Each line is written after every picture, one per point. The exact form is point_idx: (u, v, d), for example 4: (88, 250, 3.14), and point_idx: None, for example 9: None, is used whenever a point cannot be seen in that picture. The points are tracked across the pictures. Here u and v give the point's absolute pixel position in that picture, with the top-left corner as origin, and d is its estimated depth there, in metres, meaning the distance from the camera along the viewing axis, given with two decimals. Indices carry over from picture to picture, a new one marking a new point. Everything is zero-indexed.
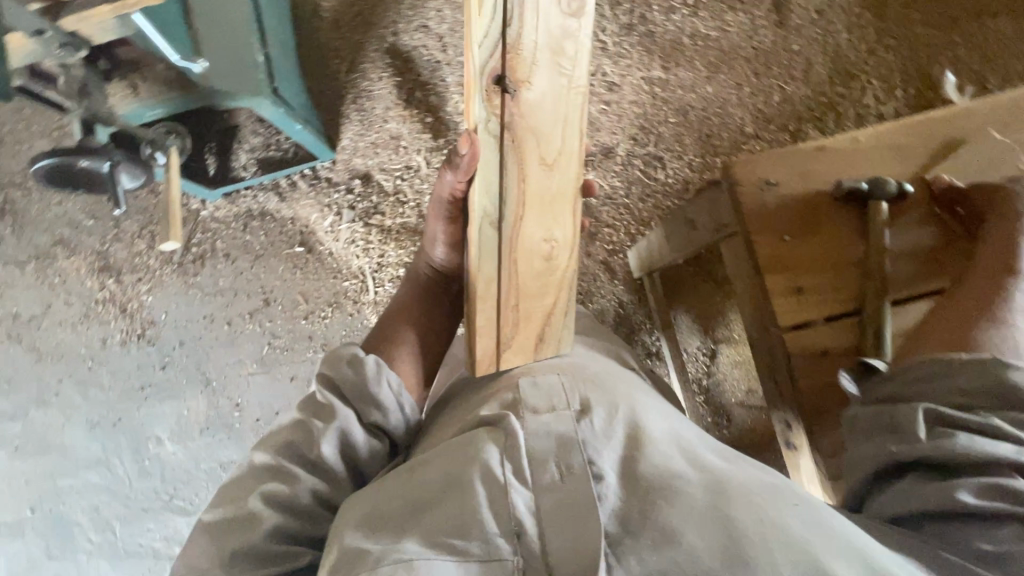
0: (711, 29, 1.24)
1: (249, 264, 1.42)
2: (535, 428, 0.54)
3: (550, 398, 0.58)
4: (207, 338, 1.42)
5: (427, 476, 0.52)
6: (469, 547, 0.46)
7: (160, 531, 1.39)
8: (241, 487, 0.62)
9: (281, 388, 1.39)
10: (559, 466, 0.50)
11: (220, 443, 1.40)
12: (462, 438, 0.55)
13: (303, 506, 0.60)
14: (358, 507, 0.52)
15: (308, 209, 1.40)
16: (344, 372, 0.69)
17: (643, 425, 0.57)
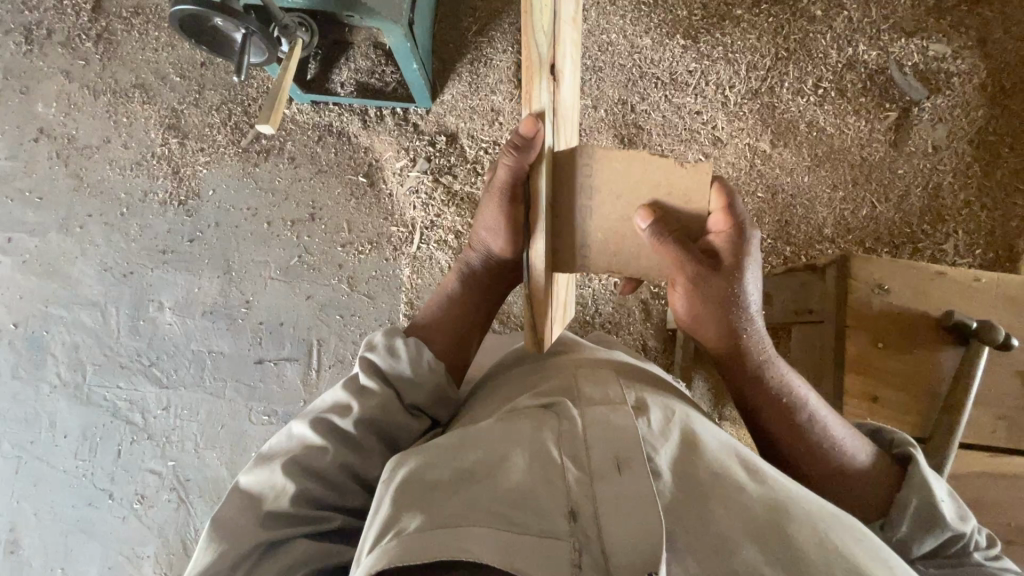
0: (830, 125, 1.23)
1: (309, 176, 1.42)
2: (596, 419, 0.63)
3: (608, 394, 0.68)
4: (244, 229, 1.41)
5: (477, 451, 0.61)
6: (521, 521, 0.55)
7: (129, 393, 1.37)
8: (279, 453, 0.71)
9: (294, 303, 1.38)
10: (618, 460, 0.59)
11: (217, 332, 1.38)
12: (513, 420, 0.65)
13: (330, 474, 0.70)
14: (412, 459, 0.61)
15: (385, 146, 1.39)
16: (383, 361, 0.77)
17: (693, 430, 0.66)
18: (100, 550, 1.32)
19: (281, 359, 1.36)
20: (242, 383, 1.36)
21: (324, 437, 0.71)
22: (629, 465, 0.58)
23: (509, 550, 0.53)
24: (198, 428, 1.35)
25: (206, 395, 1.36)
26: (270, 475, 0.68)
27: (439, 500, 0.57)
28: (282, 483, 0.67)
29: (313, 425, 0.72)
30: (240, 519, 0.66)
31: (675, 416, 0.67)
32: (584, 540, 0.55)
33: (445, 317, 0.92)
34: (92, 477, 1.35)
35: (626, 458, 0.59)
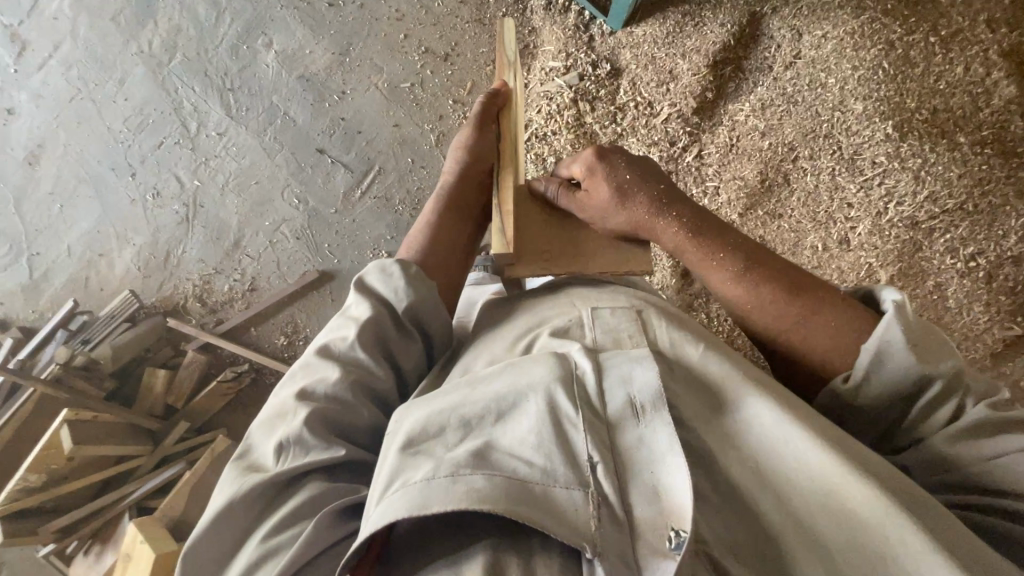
0: (928, 300, 1.04)
1: (467, 19, 1.34)
2: (609, 371, 0.50)
3: (619, 337, 0.53)
4: (381, 26, 1.35)
5: (483, 395, 0.49)
6: (540, 468, 0.44)
7: (196, 100, 1.37)
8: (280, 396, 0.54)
9: (381, 123, 1.35)
10: (639, 418, 0.47)
11: (301, 100, 1.36)
12: (522, 356, 0.51)
13: (340, 399, 0.53)
14: (420, 402, 0.50)
15: (550, 39, 1.32)
16: (381, 284, 0.60)
17: (711, 365, 0.50)
18: (98, 213, 1.37)
19: (338, 161, 1.35)
20: (294, 160, 1.36)
21: (330, 362, 0.55)
22: (641, 416, 0.47)
23: (521, 501, 0.42)
24: (235, 170, 1.36)
25: (259, 148, 1.36)
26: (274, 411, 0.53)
27: (444, 446, 0.46)
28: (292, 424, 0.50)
29: (314, 355, 0.56)
30: (253, 471, 0.49)
31: (692, 348, 0.52)
32: (610, 493, 0.44)
33: (442, 244, 0.68)
34: (126, 149, 1.37)
35: (640, 404, 0.47)
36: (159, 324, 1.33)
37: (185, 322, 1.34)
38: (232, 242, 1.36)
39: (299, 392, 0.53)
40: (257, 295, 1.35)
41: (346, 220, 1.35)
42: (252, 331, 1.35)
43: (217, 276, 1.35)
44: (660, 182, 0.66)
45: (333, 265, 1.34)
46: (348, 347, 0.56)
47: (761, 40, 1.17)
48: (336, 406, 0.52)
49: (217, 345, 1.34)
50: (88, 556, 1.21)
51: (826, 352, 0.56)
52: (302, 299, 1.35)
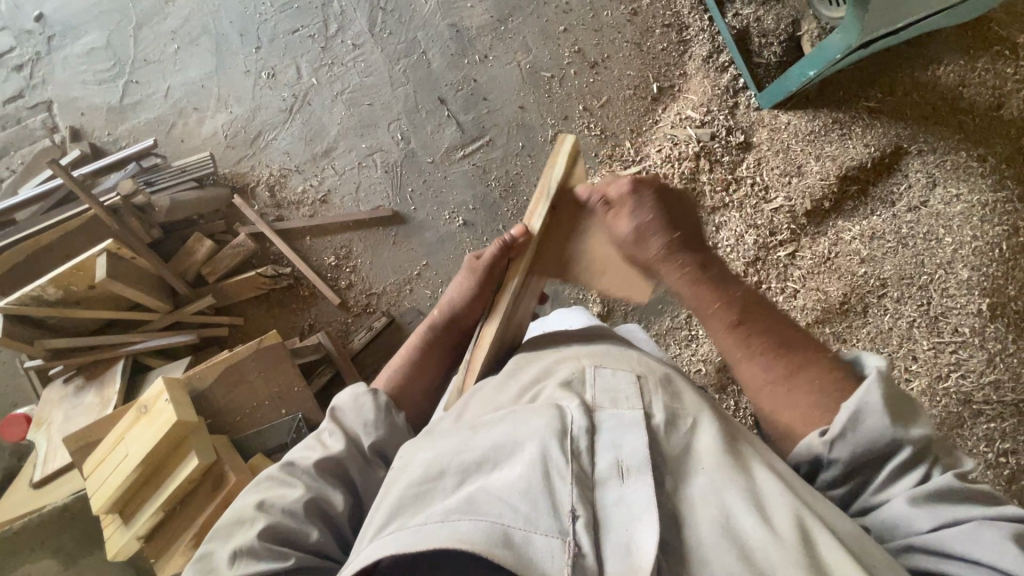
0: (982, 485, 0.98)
1: (628, 39, 1.36)
2: (608, 432, 0.49)
3: (616, 396, 0.52)
4: (546, 13, 1.37)
5: (485, 442, 0.49)
6: (523, 514, 0.43)
7: (347, 7, 1.38)
8: (240, 504, 0.54)
9: (509, 98, 1.35)
10: (619, 470, 0.47)
11: (443, 47, 1.36)
12: (526, 408, 0.51)
13: (302, 510, 0.52)
14: (427, 445, 0.52)
15: (696, 89, 1.33)
16: (353, 416, 0.61)
17: (678, 426, 0.50)
18: (210, 68, 1.36)
19: (454, 117, 1.35)
20: (414, 99, 1.36)
21: (296, 472, 0.56)
22: (624, 477, 0.46)
23: (495, 542, 0.42)
24: (354, 84, 1.36)
25: (385, 73, 1.36)
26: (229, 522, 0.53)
27: (446, 488, 0.47)
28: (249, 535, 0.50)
29: (274, 471, 0.56)
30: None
31: (683, 415, 0.51)
32: (585, 544, 0.42)
33: (412, 371, 0.74)
34: (262, 22, 1.37)
35: (624, 466, 0.47)
36: (223, 197, 1.32)
37: (247, 204, 1.32)
38: (323, 149, 1.35)
39: (259, 502, 0.53)
40: (326, 209, 1.34)
41: (436, 173, 1.34)
42: (306, 240, 1.33)
43: (296, 175, 1.35)
44: (679, 225, 0.70)
45: (408, 211, 1.34)
46: (316, 458, 0.56)
47: (897, 175, 1.17)
48: (292, 514, 0.52)
49: (269, 239, 1.32)
50: (68, 385, 1.19)
51: (805, 412, 0.57)
52: (365, 230, 1.34)
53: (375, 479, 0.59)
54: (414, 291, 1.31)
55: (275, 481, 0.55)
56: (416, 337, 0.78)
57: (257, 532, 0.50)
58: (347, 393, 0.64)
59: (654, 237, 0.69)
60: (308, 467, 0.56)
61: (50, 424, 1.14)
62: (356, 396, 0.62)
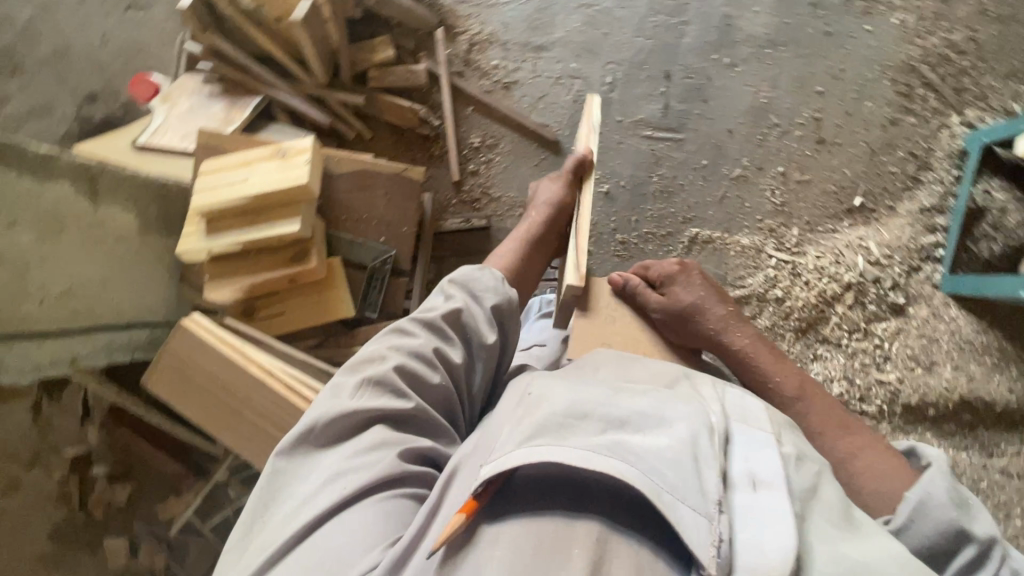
0: None
1: (869, 140, 1.26)
2: (744, 442, 0.54)
3: (748, 415, 0.58)
4: (815, 64, 1.27)
5: (630, 406, 0.53)
6: (672, 482, 0.48)
7: None
8: (375, 341, 0.64)
9: (724, 116, 1.29)
10: (754, 480, 0.51)
11: (704, 29, 1.29)
12: (669, 395, 0.56)
13: (427, 359, 0.63)
14: (568, 382, 0.57)
15: (893, 229, 1.24)
16: (472, 288, 0.69)
17: (805, 468, 0.55)
18: None
19: (665, 97, 1.29)
20: (645, 57, 1.30)
21: (423, 325, 0.65)
22: (758, 487, 0.50)
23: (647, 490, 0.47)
24: (604, 7, 1.31)
25: (638, 16, 1.30)
26: (364, 353, 0.63)
27: (588, 429, 0.51)
28: (383, 373, 0.60)
29: (402, 320, 0.65)
30: (344, 400, 0.59)
31: (809, 460, 0.56)
32: (724, 530, 0.47)
33: (520, 259, 0.85)
34: None
35: (759, 480, 0.51)
36: (429, 23, 1.29)
37: (444, 43, 1.30)
38: (537, 43, 1.31)
39: (389, 345, 0.62)
40: (502, 95, 1.31)
41: (614, 134, 1.30)
42: (468, 108, 1.31)
43: (499, 48, 1.31)
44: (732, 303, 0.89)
45: (567, 148, 1.30)
46: (442, 314, 0.65)
47: (1013, 436, 1.14)
48: (424, 359, 0.63)
49: (439, 85, 1.30)
50: (204, 84, 1.21)
51: (873, 486, 0.68)
52: (521, 137, 1.31)
53: (488, 345, 0.67)
54: (522, 217, 1.29)
55: (405, 331, 0.64)
56: (523, 232, 0.88)
57: (390, 372, 0.60)
58: (455, 274, 0.71)
59: (712, 307, 0.87)
60: (435, 318, 0.65)
61: (173, 106, 1.17)
62: (477, 271, 0.70)
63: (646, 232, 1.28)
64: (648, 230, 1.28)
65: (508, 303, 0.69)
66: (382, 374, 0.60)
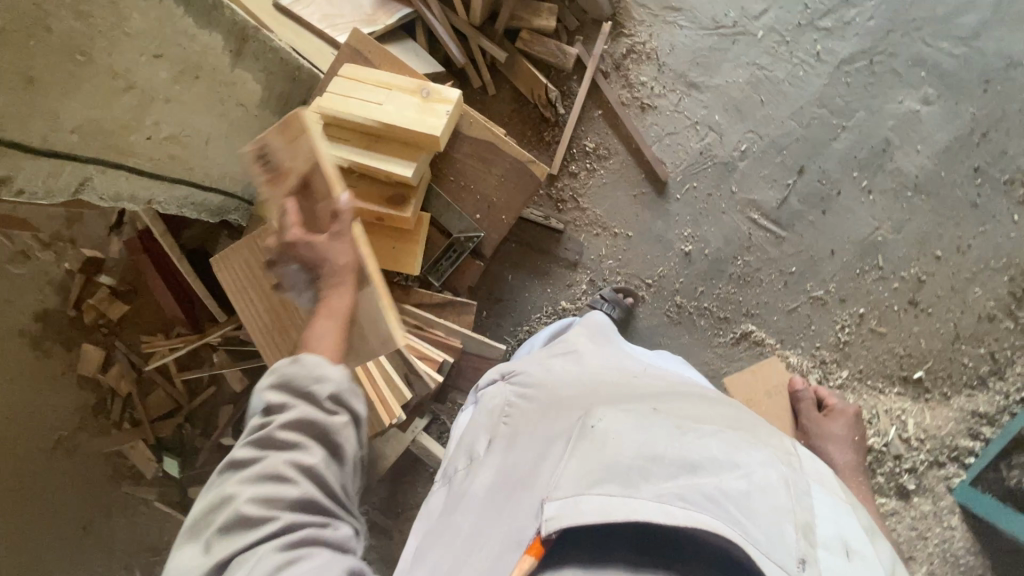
0: None
1: (958, 324, 1.21)
2: (820, 499, 0.55)
3: (817, 473, 0.60)
4: (947, 228, 1.21)
5: (700, 450, 0.55)
6: (758, 535, 0.48)
7: (855, 24, 1.22)
8: (212, 485, 0.54)
9: (834, 235, 1.23)
10: (843, 547, 0.51)
11: (858, 144, 1.22)
12: (735, 440, 0.59)
13: (277, 477, 0.53)
14: (631, 426, 0.60)
15: (937, 417, 1.21)
16: (295, 375, 0.56)
17: (865, 530, 0.57)
18: None
19: (788, 191, 1.24)
20: (789, 143, 1.24)
21: (253, 447, 0.54)
22: (847, 553, 0.51)
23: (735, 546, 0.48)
24: (774, 76, 1.24)
25: (801, 100, 1.23)
26: (223, 493, 0.53)
27: (659, 474, 0.53)
28: (234, 513, 0.51)
29: (232, 451, 0.54)
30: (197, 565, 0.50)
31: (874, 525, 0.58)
32: None
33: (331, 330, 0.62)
34: None
35: (849, 548, 0.52)
36: (600, 11, 1.23)
37: (605, 38, 1.24)
38: (693, 80, 1.25)
39: (229, 479, 0.53)
40: (635, 114, 1.26)
41: (722, 202, 1.25)
42: (596, 111, 1.26)
43: (654, 67, 1.25)
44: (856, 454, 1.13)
45: (671, 194, 1.26)
46: (278, 423, 0.54)
47: None
48: (276, 481, 0.53)
49: (581, 76, 1.25)
50: None
51: None
52: (633, 162, 1.26)
53: (340, 428, 0.56)
54: (598, 239, 1.26)
55: (239, 461, 0.54)
56: (314, 266, 0.66)
57: (240, 513, 0.51)
58: (285, 361, 0.58)
59: (838, 448, 1.14)
60: (274, 431, 0.54)
61: None
62: (291, 361, 0.57)
63: (706, 308, 1.25)
64: (709, 308, 1.25)
65: (345, 383, 0.57)
66: (233, 515, 0.51)
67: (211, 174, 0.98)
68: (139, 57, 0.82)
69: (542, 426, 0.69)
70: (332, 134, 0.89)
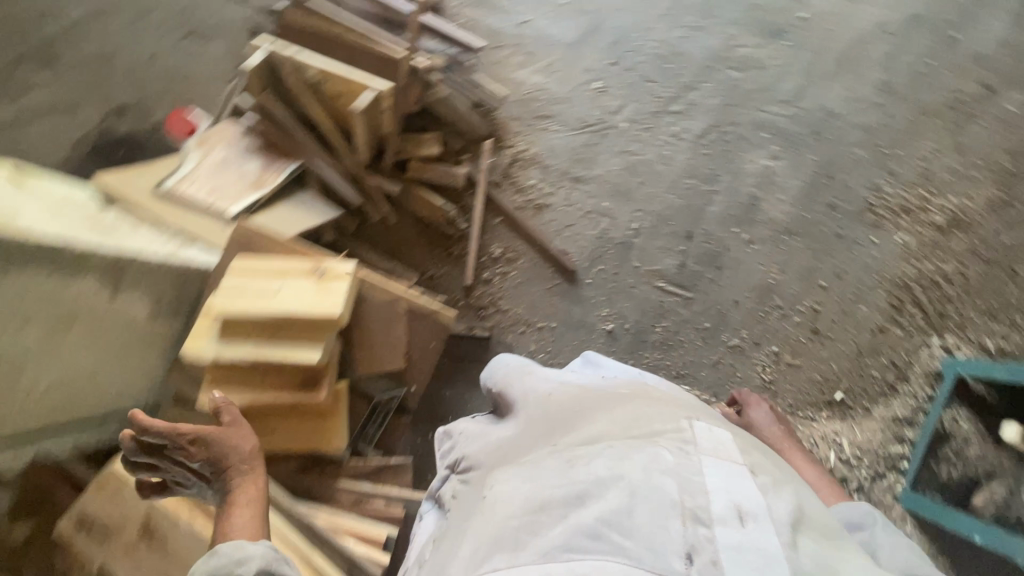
0: None
1: (858, 343, 1.34)
2: (716, 478, 0.50)
3: (720, 445, 0.55)
4: (824, 260, 1.36)
5: (588, 478, 0.51)
6: (639, 551, 0.45)
7: (700, 104, 1.40)
8: None
9: (734, 287, 1.35)
10: (741, 519, 0.47)
11: (730, 205, 1.37)
12: (626, 448, 0.54)
13: None
14: (519, 478, 0.55)
15: (865, 431, 1.31)
16: (220, 563, 0.63)
17: (778, 490, 0.52)
18: (567, 41, 1.40)
19: (684, 257, 1.36)
20: (673, 214, 1.36)
21: None
22: (744, 522, 0.47)
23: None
24: (645, 159, 1.37)
25: (674, 176, 1.37)
26: None
27: (542, 527, 0.49)
28: None
29: None
30: None
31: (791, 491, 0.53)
32: None
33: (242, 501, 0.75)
34: (633, 53, 1.40)
35: (743, 512, 0.48)
36: (478, 132, 1.34)
37: (488, 153, 1.34)
38: (577, 174, 1.36)
39: None
40: (531, 215, 1.34)
41: (629, 278, 1.34)
42: (497, 219, 1.34)
43: (540, 170, 1.36)
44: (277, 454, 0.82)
45: (583, 280, 1.33)
46: None
47: None
48: None
49: (475, 192, 1.33)
50: (244, 134, 1.18)
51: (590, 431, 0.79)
52: (541, 258, 1.33)
53: None
54: (525, 337, 1.30)
55: None
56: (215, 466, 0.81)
57: None
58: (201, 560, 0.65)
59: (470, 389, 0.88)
60: None
61: (207, 152, 1.14)
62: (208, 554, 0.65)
63: None
64: None
65: (268, 555, 0.65)
66: None
67: (105, 400, 1.02)
68: (6, 331, 0.79)
69: (465, 501, 0.63)
70: (225, 333, 0.93)
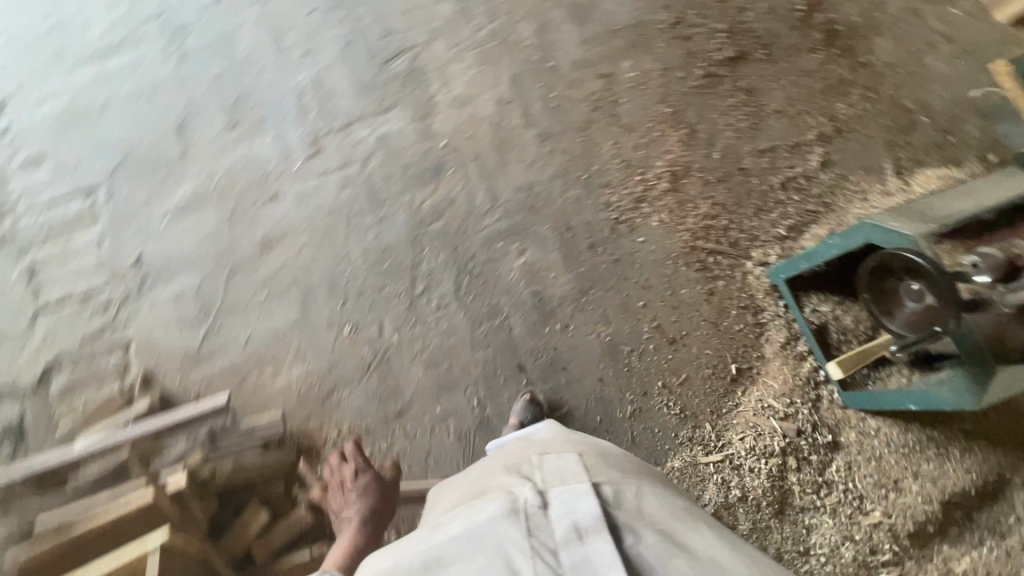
0: None
1: (705, 317, 1.40)
2: (555, 496, 0.61)
3: (564, 475, 0.65)
4: (626, 287, 1.42)
5: (450, 539, 0.62)
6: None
7: (434, 266, 1.43)
8: None
9: (587, 370, 1.37)
10: (570, 524, 0.58)
11: (526, 315, 1.40)
12: (478, 503, 0.64)
13: None
14: (404, 550, 0.65)
15: (776, 375, 1.34)
16: None
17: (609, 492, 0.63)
18: (294, 320, 1.39)
19: (533, 385, 1.36)
20: (494, 363, 1.36)
21: None
22: (579, 536, 0.57)
23: None
24: (434, 345, 1.37)
25: (467, 336, 1.38)
26: None
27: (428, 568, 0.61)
28: None
29: None
30: None
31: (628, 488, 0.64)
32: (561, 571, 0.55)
33: None
34: (351, 279, 1.42)
35: (582, 528, 0.57)
36: (290, 461, 1.28)
37: (312, 468, 1.28)
38: (397, 409, 1.33)
39: None
40: None
41: None
42: None
43: (366, 436, 1.32)
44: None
45: None
46: None
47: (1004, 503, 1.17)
48: None
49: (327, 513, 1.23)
50: None
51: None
52: None
53: None
54: None
55: None
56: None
57: None
58: None
59: None
60: None
61: None
62: None
63: None
64: None
65: None
66: None
67: None
68: None
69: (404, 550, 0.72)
70: None
